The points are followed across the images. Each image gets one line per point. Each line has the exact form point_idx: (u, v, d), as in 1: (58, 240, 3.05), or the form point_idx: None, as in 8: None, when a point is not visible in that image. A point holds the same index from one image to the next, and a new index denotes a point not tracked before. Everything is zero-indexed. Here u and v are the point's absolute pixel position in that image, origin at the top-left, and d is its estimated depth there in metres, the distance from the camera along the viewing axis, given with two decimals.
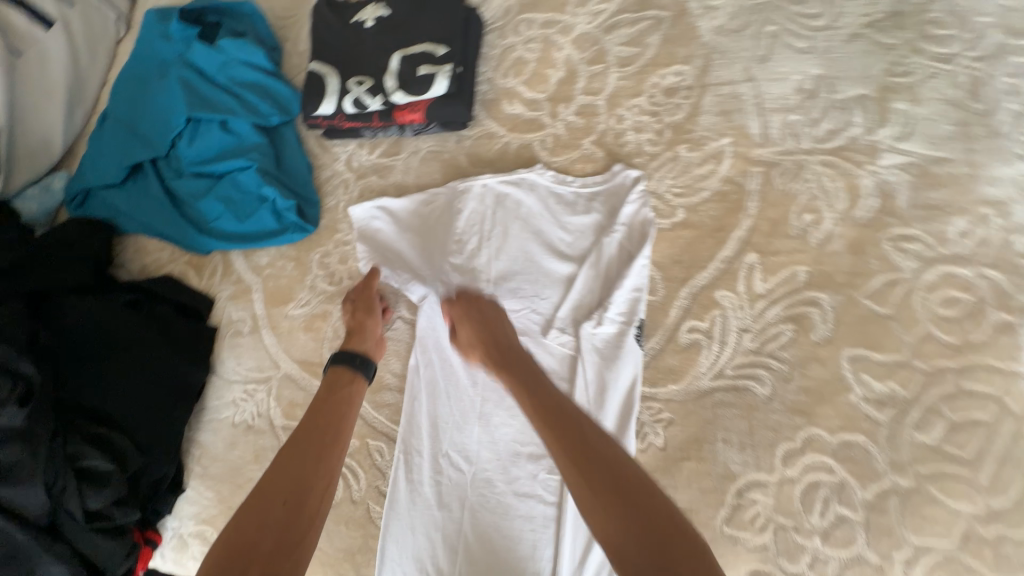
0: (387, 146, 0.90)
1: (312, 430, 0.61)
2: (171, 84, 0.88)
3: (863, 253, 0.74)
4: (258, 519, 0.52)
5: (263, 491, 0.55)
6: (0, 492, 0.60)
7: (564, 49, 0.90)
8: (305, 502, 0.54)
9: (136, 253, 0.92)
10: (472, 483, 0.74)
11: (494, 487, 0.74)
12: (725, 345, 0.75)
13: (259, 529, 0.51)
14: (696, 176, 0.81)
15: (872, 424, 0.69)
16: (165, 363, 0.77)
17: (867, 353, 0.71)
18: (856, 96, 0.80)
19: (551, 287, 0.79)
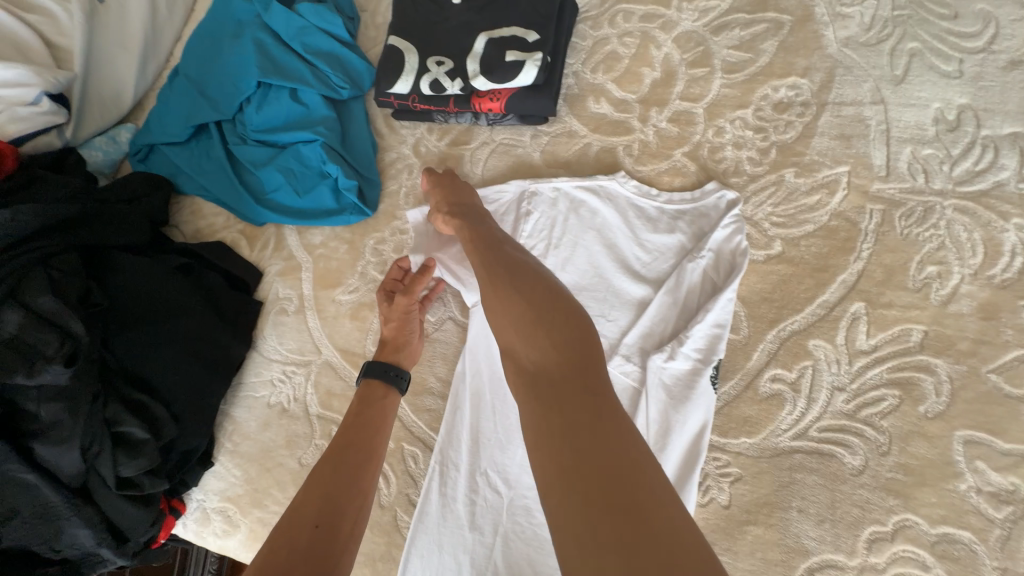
0: (458, 133, 0.84)
1: (347, 444, 0.60)
2: (246, 46, 0.85)
3: (996, 320, 0.63)
4: (290, 542, 0.49)
5: (297, 514, 0.52)
6: (39, 448, 0.59)
7: (663, 46, 0.81)
8: (340, 526, 0.52)
9: (191, 215, 0.90)
10: (508, 509, 0.68)
11: (532, 517, 0.68)
12: (813, 402, 0.66)
13: (291, 552, 0.48)
14: (801, 206, 0.71)
15: (983, 521, 0.59)
16: (211, 334, 0.75)
17: (987, 438, 0.61)
18: (1010, 135, 0.68)
19: (619, 309, 0.72)
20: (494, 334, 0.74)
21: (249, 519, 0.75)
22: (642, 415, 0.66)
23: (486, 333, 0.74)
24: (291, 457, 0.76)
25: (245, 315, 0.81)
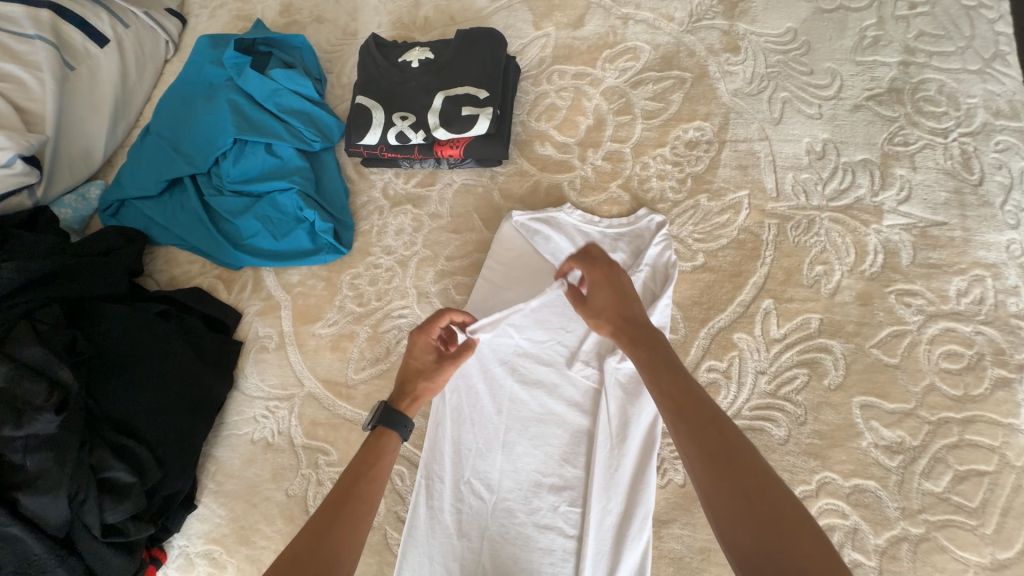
0: (423, 177, 0.94)
1: (343, 494, 0.54)
2: (221, 107, 0.92)
3: (871, 305, 0.79)
4: None
5: None
6: (25, 499, 0.60)
7: (594, 98, 0.97)
8: None
9: (166, 264, 0.93)
10: (493, 513, 0.74)
11: (515, 517, 0.74)
12: (743, 385, 0.78)
13: None
14: (715, 224, 0.86)
15: (883, 470, 0.72)
16: (194, 376, 0.78)
17: (877, 401, 0.75)
18: (862, 160, 0.87)
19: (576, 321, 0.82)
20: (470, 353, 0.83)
21: (236, 558, 0.76)
22: (604, 411, 0.76)
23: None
24: (278, 490, 0.79)
25: (225, 355, 0.84)
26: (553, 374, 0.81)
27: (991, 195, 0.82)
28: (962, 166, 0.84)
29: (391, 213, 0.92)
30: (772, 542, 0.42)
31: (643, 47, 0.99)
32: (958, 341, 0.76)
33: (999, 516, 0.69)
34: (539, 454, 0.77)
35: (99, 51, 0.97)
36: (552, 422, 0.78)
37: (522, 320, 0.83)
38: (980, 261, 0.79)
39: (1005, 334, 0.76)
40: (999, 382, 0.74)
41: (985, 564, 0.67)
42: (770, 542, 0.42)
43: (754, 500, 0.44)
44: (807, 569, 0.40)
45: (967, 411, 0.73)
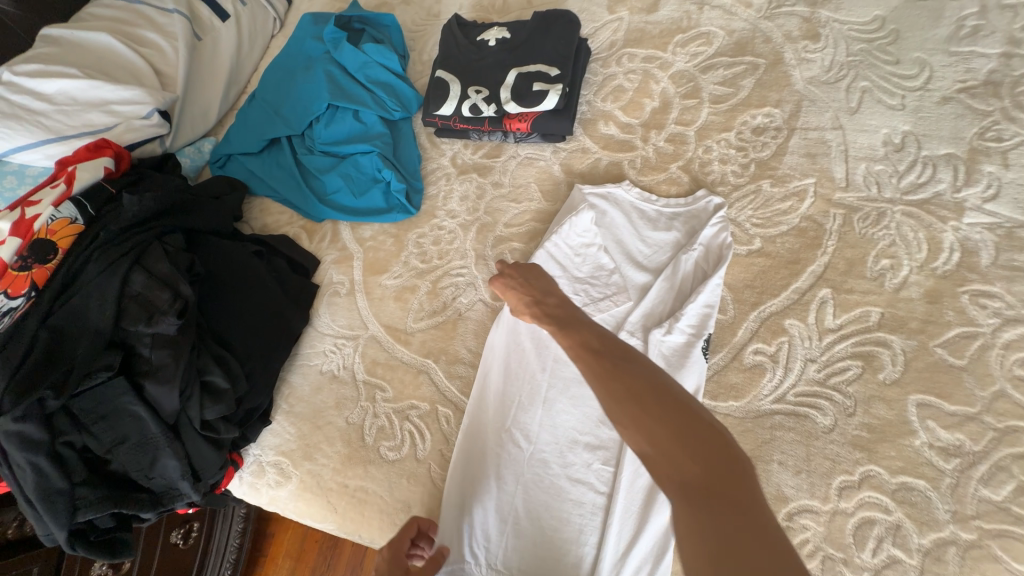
0: (490, 149, 1.00)
1: None
2: (318, 76, 1.03)
3: (940, 304, 0.76)
4: None
5: None
6: (148, 387, 0.71)
7: (661, 82, 0.98)
8: None
9: (260, 212, 1.05)
10: (529, 461, 0.79)
11: (550, 468, 0.79)
12: (790, 371, 0.78)
13: None
14: (776, 210, 0.86)
15: (935, 471, 0.70)
16: (279, 308, 0.89)
17: (936, 401, 0.72)
18: (945, 155, 0.83)
19: (624, 293, 0.85)
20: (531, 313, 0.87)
21: (300, 471, 0.87)
22: None
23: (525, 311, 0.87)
24: (340, 417, 0.88)
25: (305, 294, 0.95)
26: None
27: None
28: None
29: (458, 180, 0.99)
30: (695, 471, 0.42)
31: (716, 33, 0.99)
32: None
33: None
34: (577, 414, 0.81)
35: (221, 25, 1.13)
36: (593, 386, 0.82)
37: (577, 288, 0.86)
38: None
39: None
40: None
41: None
42: (697, 469, 0.43)
43: (679, 441, 0.44)
44: (722, 483, 0.42)
45: None
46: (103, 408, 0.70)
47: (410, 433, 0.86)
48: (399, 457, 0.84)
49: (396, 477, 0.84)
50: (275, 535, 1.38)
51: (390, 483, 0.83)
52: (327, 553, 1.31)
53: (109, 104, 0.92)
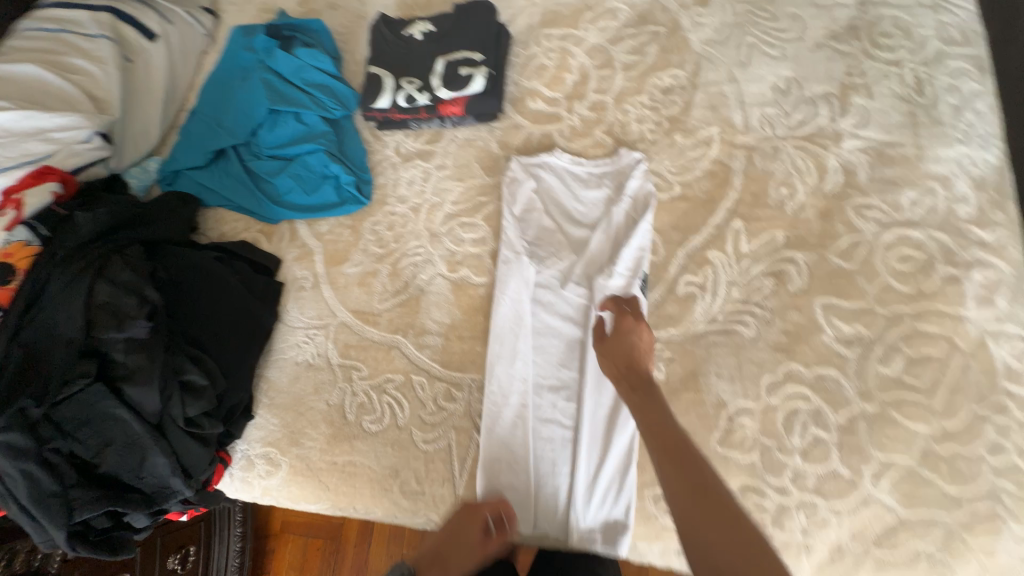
0: (430, 135, 1.07)
1: None
2: (255, 84, 1.07)
3: (831, 219, 0.88)
4: None
5: None
6: (129, 391, 0.76)
7: (579, 57, 1.08)
8: None
9: (215, 222, 1.08)
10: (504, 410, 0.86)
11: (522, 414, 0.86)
12: (717, 295, 0.88)
13: None
14: (690, 158, 0.97)
15: (842, 359, 0.81)
16: (247, 307, 0.93)
17: (837, 300, 0.84)
18: (822, 93, 0.96)
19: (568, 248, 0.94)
20: (509, 279, 0.93)
21: (289, 457, 0.91)
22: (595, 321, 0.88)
23: (505, 278, 0.93)
24: (320, 400, 0.93)
25: (271, 292, 0.99)
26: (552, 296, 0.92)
27: (942, 115, 0.91)
28: (915, 92, 0.93)
29: (404, 168, 1.06)
30: (721, 549, 0.53)
31: (622, 9, 1.09)
32: (911, 245, 0.85)
33: (949, 394, 0.77)
34: (541, 363, 0.89)
35: (150, 45, 1.13)
36: (552, 335, 0.90)
37: (527, 250, 0.94)
38: (933, 174, 0.88)
39: (955, 237, 0.84)
40: (948, 278, 0.82)
41: (935, 434, 0.75)
42: (726, 542, 0.54)
43: (723, 522, 0.55)
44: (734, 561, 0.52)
45: (919, 304, 0.81)
46: (85, 414, 0.74)
47: (390, 404, 0.91)
48: (381, 428, 0.90)
49: (380, 445, 0.89)
50: (275, 551, 1.40)
51: (376, 453, 0.89)
52: (331, 557, 1.37)
53: (46, 133, 0.90)
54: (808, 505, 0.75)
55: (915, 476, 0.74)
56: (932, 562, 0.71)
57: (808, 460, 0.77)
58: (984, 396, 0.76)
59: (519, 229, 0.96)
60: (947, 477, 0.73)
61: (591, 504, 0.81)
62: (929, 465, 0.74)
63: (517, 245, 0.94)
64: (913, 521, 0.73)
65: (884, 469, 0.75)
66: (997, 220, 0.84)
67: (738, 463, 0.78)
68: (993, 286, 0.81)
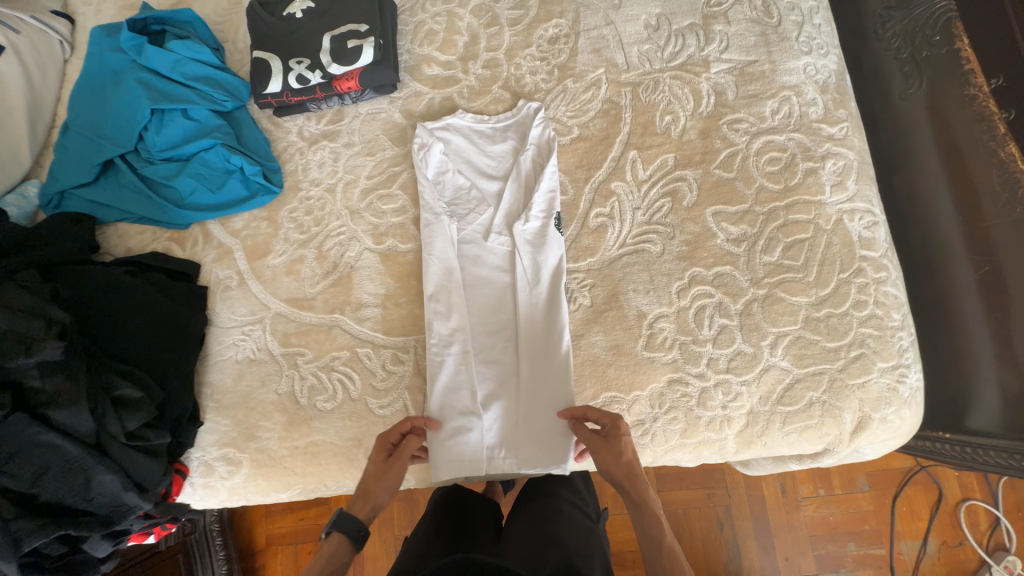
0: (332, 115, 1.07)
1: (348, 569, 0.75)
2: (130, 86, 1.01)
3: (710, 137, 0.99)
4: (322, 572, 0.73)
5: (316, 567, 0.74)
6: (55, 415, 0.73)
7: (465, 18, 1.10)
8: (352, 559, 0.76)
9: (118, 238, 1.03)
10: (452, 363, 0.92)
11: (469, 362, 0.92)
12: (624, 221, 0.97)
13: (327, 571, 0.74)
14: (583, 101, 1.03)
15: (734, 256, 0.93)
16: (172, 315, 0.90)
17: (724, 207, 0.96)
18: (688, 25, 1.05)
19: (485, 202, 0.99)
20: (434, 240, 0.96)
21: (248, 452, 0.92)
22: (520, 265, 0.95)
23: (429, 239, 0.97)
24: (269, 392, 0.94)
25: (194, 297, 0.96)
26: (477, 250, 0.98)
27: (788, 32, 1.03)
28: (765, 14, 1.04)
29: (311, 151, 1.05)
30: None
31: None
32: (776, 148, 0.97)
33: (819, 267, 0.92)
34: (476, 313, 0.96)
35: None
36: (482, 285, 0.97)
37: (447, 209, 0.99)
38: (787, 85, 1.00)
39: (810, 136, 0.97)
40: (808, 171, 0.96)
41: (812, 302, 0.90)
42: None
43: None
44: None
45: (788, 198, 0.95)
46: (11, 446, 0.71)
47: (341, 380, 0.93)
48: (336, 404, 0.92)
49: (339, 421, 0.92)
50: (265, 565, 1.39)
51: (336, 428, 0.92)
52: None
53: None
54: (724, 383, 0.89)
55: (802, 338, 0.89)
56: (824, 407, 0.88)
57: (718, 345, 0.90)
58: (846, 265, 0.92)
59: (436, 192, 1.00)
60: (826, 335, 0.89)
61: (536, 438, 0.90)
62: (810, 327, 0.89)
63: (437, 205, 0.98)
64: (805, 376, 0.88)
65: (778, 339, 0.89)
66: (841, 117, 0.99)
67: (662, 360, 0.90)
68: (843, 172, 0.96)
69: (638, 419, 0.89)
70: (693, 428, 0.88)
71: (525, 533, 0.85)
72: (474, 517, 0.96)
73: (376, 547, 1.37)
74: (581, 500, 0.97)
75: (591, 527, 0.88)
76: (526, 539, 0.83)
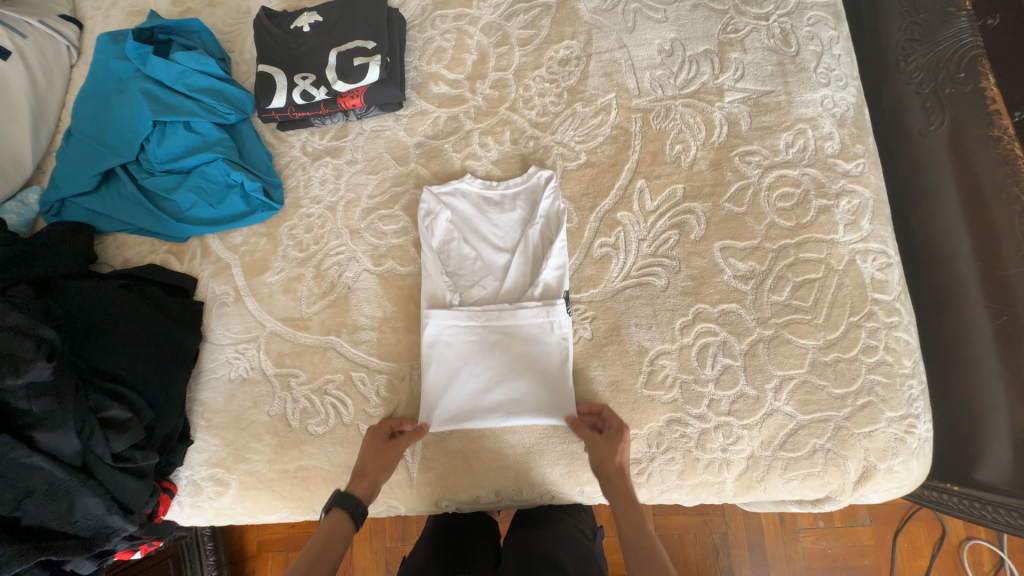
0: (336, 131, 1.05)
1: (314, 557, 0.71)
2: (134, 96, 0.99)
3: (721, 168, 0.96)
4: None
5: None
6: (42, 436, 0.72)
7: (475, 36, 1.08)
8: None
9: (117, 249, 1.02)
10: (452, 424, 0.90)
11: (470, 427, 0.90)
12: (629, 252, 0.95)
13: None
14: (592, 126, 1.01)
15: (740, 293, 0.91)
16: (166, 332, 0.89)
17: (732, 242, 0.93)
18: (703, 51, 1.02)
19: (491, 276, 0.96)
20: (444, 328, 0.92)
21: (237, 473, 0.90)
22: (532, 357, 0.91)
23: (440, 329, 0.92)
24: (261, 412, 0.92)
25: (189, 312, 0.95)
26: (479, 331, 0.92)
27: (806, 62, 0.99)
28: (783, 42, 1.01)
29: (313, 167, 1.03)
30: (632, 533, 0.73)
31: None
32: (790, 183, 0.94)
33: (828, 309, 0.89)
34: (479, 385, 0.90)
35: (4, 64, 1.00)
36: (488, 365, 0.91)
37: (451, 281, 0.95)
38: (803, 117, 0.97)
39: (824, 172, 0.94)
40: (821, 209, 0.93)
41: (820, 345, 0.88)
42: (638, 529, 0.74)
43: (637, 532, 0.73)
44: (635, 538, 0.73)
45: (799, 236, 0.92)
46: None
47: (334, 404, 0.92)
48: (328, 428, 0.91)
49: (329, 446, 0.90)
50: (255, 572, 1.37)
51: (326, 453, 0.90)
52: None
53: None
54: (724, 425, 0.86)
55: (808, 383, 0.86)
56: (828, 454, 0.85)
57: (720, 386, 0.87)
58: (857, 308, 0.89)
59: (442, 263, 0.96)
60: (834, 381, 0.86)
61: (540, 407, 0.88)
62: (817, 372, 0.86)
63: (439, 278, 0.94)
64: (810, 422, 0.86)
65: (783, 382, 0.87)
66: (857, 152, 0.95)
67: (662, 399, 0.88)
68: (857, 211, 0.93)
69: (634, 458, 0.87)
70: (691, 470, 0.86)
71: (522, 553, 0.83)
72: (471, 538, 0.93)
73: (366, 562, 1.35)
74: (582, 520, 0.94)
75: (590, 549, 0.86)
76: (524, 560, 0.81)
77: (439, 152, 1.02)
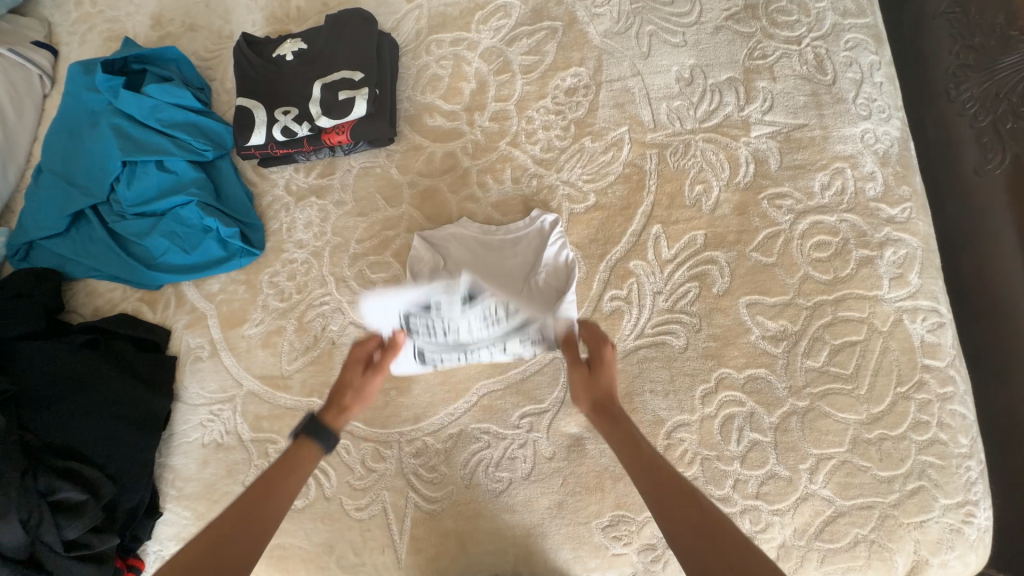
0: (322, 167, 0.96)
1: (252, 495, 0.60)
2: (104, 133, 0.92)
3: (747, 213, 0.86)
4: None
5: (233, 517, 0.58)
6: None
7: (473, 62, 0.99)
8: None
9: (87, 296, 0.95)
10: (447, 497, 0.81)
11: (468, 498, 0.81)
12: (643, 307, 0.85)
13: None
14: (601, 163, 0.91)
15: (770, 357, 0.80)
16: (131, 395, 0.81)
17: (760, 298, 0.82)
18: (727, 79, 0.91)
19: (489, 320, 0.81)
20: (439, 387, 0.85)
21: None
22: (538, 415, 0.83)
23: (433, 388, 0.85)
24: (235, 483, 0.84)
25: (160, 370, 0.87)
26: (478, 390, 0.85)
27: (844, 92, 0.89)
28: (817, 69, 0.90)
29: (297, 208, 0.95)
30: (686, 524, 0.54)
31: (513, 4, 1.00)
32: (826, 231, 0.83)
33: (872, 377, 0.78)
34: (482, 447, 0.82)
35: None
36: (490, 427, 0.83)
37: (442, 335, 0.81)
38: (840, 154, 0.86)
39: (865, 218, 0.84)
40: (862, 260, 0.82)
41: (863, 420, 0.77)
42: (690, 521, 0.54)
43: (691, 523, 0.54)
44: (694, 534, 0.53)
45: (838, 291, 0.81)
46: None
47: (315, 474, 0.83)
48: (308, 502, 0.82)
49: (309, 523, 0.82)
50: None
51: (305, 530, 0.81)
52: None
53: None
54: (753, 510, 0.76)
55: (848, 464, 0.76)
56: (872, 547, 0.74)
57: (747, 465, 0.77)
58: (905, 377, 0.78)
59: None
60: (879, 462, 0.75)
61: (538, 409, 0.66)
62: (859, 451, 0.76)
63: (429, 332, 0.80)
64: (851, 509, 0.75)
65: (820, 462, 0.76)
66: (903, 195, 0.84)
67: None
68: (905, 262, 0.82)
69: (646, 544, 0.77)
70: None
71: None
72: None
73: None
74: None
75: None
76: None
77: (433, 192, 0.93)
